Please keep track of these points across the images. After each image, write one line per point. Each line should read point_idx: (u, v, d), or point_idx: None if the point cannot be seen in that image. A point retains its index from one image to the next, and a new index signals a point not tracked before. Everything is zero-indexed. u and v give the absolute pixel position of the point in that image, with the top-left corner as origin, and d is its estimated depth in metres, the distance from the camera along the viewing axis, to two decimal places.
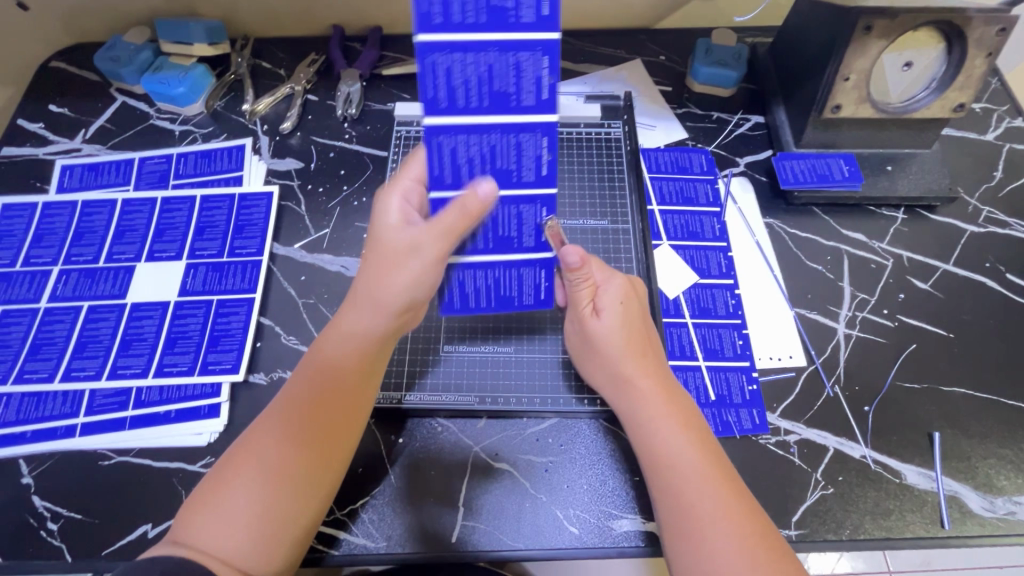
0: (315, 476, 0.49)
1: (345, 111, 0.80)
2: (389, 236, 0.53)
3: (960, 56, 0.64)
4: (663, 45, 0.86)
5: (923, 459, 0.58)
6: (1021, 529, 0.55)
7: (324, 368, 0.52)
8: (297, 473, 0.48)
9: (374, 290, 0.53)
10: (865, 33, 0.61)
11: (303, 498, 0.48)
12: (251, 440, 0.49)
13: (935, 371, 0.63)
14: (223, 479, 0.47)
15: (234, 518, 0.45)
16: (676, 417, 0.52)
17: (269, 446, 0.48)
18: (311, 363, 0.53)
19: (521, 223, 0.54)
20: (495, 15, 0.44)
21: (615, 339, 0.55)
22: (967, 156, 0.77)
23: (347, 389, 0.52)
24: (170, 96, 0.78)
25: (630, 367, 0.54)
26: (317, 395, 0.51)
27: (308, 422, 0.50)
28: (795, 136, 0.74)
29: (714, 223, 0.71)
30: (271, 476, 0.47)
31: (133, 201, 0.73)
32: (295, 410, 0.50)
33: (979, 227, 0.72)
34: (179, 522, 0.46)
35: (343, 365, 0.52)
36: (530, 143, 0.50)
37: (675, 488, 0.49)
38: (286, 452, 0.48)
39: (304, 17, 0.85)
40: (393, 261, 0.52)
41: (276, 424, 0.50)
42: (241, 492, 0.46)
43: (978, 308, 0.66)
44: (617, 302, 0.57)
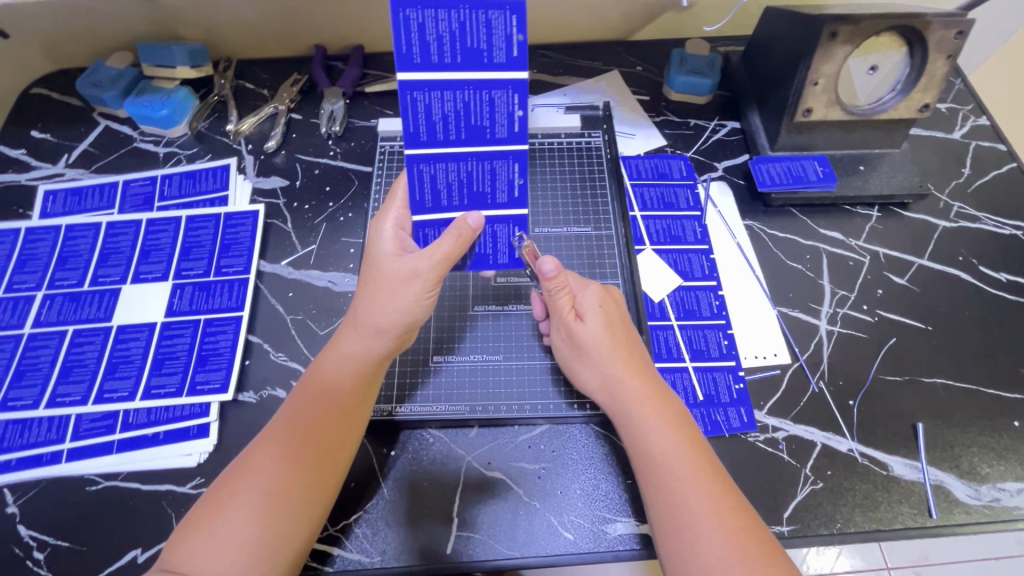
0: (309, 496, 0.49)
1: (329, 129, 0.81)
2: (385, 262, 0.55)
3: (923, 59, 0.66)
4: (640, 56, 0.88)
5: (908, 450, 0.59)
6: (1005, 515, 0.56)
7: (323, 389, 0.53)
8: (294, 492, 0.48)
9: (373, 313, 0.54)
10: (830, 39, 0.64)
11: (296, 519, 0.47)
12: (246, 462, 0.49)
13: (915, 363, 0.64)
14: (221, 498, 0.47)
15: (227, 543, 0.45)
16: (665, 418, 0.53)
17: (264, 467, 0.48)
18: (310, 386, 0.54)
19: (495, 177, 0.52)
20: (469, 55, 0.45)
21: (600, 341, 0.56)
22: (935, 154, 0.79)
23: (348, 411, 0.53)
24: (154, 119, 0.79)
25: (616, 372, 0.55)
26: (315, 416, 0.51)
27: (305, 443, 0.50)
28: (770, 140, 0.76)
29: (695, 226, 0.72)
30: (265, 498, 0.47)
31: (118, 224, 0.73)
32: (293, 432, 0.50)
33: (950, 222, 0.74)
34: (169, 552, 0.45)
35: (341, 387, 0.53)
36: (503, 169, 0.51)
37: (666, 488, 0.49)
38: (280, 475, 0.48)
39: (286, 37, 0.86)
40: (395, 287, 0.54)
41: (274, 444, 0.50)
42: (235, 513, 0.46)
43: (953, 300, 0.68)
44: (596, 305, 0.58)
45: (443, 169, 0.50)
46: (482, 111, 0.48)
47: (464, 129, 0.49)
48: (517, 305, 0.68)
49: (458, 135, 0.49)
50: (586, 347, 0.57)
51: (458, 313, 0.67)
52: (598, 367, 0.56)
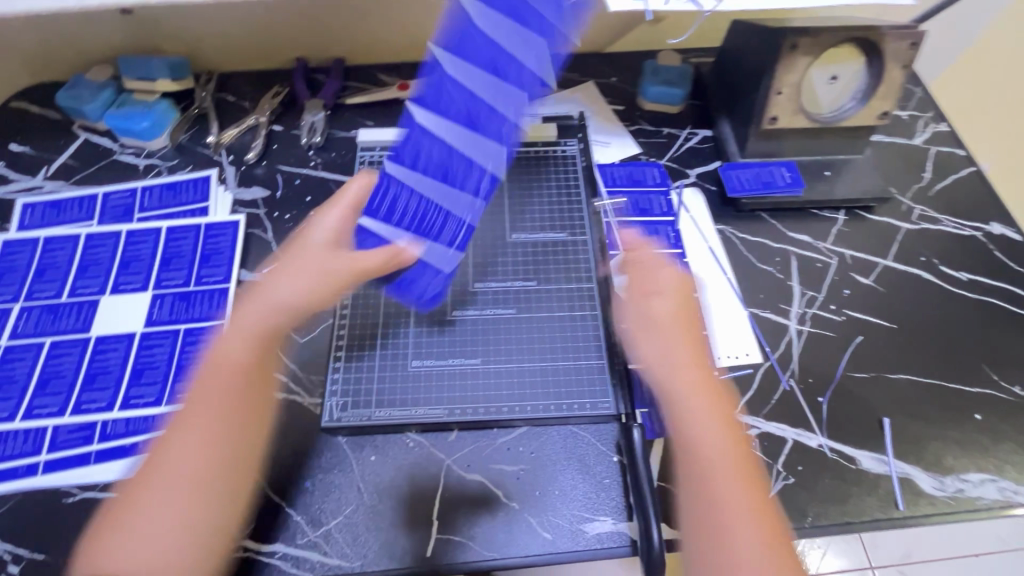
0: (231, 480, 0.49)
1: (310, 140, 0.82)
2: (316, 248, 0.59)
3: (880, 69, 0.69)
4: (614, 67, 0.91)
5: (875, 444, 0.61)
6: (969, 505, 0.58)
7: (231, 369, 0.52)
8: (215, 478, 0.48)
9: (290, 295, 0.56)
10: (791, 51, 0.67)
11: (221, 501, 0.48)
12: (166, 444, 0.49)
13: (881, 360, 0.67)
14: (146, 491, 0.47)
15: (147, 530, 0.45)
16: (716, 409, 0.52)
17: (180, 450, 0.48)
18: (217, 367, 0.52)
19: (444, 222, 0.62)
20: (466, 122, 0.63)
21: (667, 322, 0.58)
22: (898, 159, 0.82)
23: (257, 392, 0.53)
24: (135, 131, 0.79)
25: (681, 354, 0.56)
26: (226, 398, 0.51)
27: (218, 426, 0.50)
28: (739, 147, 0.78)
29: (669, 231, 0.74)
30: (181, 485, 0.47)
31: (97, 236, 0.73)
32: (205, 417, 0.50)
33: (913, 224, 0.77)
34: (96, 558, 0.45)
35: (249, 366, 0.53)
36: (454, 220, 0.63)
37: (705, 482, 0.48)
38: (194, 465, 0.48)
39: (267, 50, 0.87)
40: (315, 270, 0.57)
41: (189, 428, 0.49)
42: (161, 506, 0.46)
43: (916, 299, 0.71)
44: (671, 293, 0.60)
45: (406, 195, 0.62)
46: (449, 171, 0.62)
47: (439, 172, 0.63)
48: (495, 309, 0.68)
49: (429, 173, 0.62)
50: (660, 326, 0.58)
51: (436, 318, 0.67)
52: (661, 347, 0.57)
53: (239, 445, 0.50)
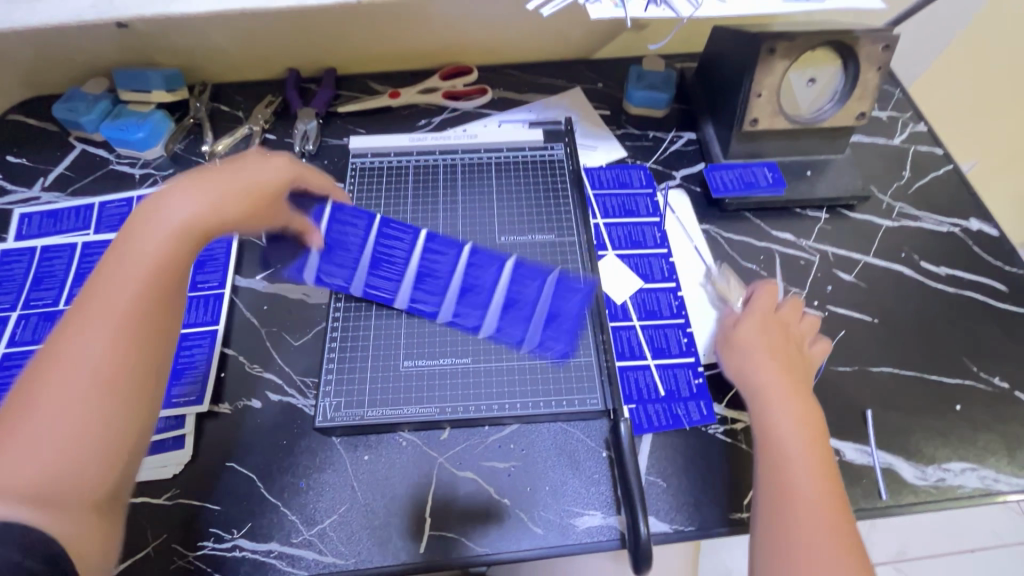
0: (139, 377, 0.44)
1: (302, 147, 0.84)
2: (256, 170, 0.57)
3: (855, 71, 0.71)
4: (601, 73, 0.93)
5: (858, 436, 0.63)
6: (950, 493, 0.60)
7: (143, 258, 0.47)
8: (125, 373, 0.43)
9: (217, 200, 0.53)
10: (769, 54, 0.69)
11: (129, 405, 0.43)
12: (42, 363, 0.42)
13: (863, 354, 0.68)
14: (42, 381, 0.42)
15: (32, 445, 0.39)
16: (803, 416, 0.55)
17: (69, 355, 0.42)
18: (123, 256, 0.47)
19: (339, 261, 0.70)
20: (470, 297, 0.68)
21: (754, 337, 0.62)
22: (877, 159, 0.84)
23: (166, 284, 0.47)
24: (130, 142, 0.81)
25: (761, 365, 0.59)
26: (137, 286, 0.46)
27: (125, 319, 0.45)
28: (722, 149, 0.80)
29: (655, 231, 0.76)
30: (76, 394, 0.41)
31: (94, 244, 0.74)
32: (97, 317, 0.44)
33: (893, 221, 0.79)
34: None
35: (159, 255, 0.48)
36: (334, 270, 0.70)
37: (784, 476, 0.51)
38: (87, 365, 0.42)
39: (260, 61, 0.89)
40: (243, 184, 0.55)
41: (96, 316, 0.44)
42: (57, 401, 0.41)
43: (897, 294, 0.73)
44: (759, 312, 0.64)
45: (384, 244, 0.71)
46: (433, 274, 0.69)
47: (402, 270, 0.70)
48: None
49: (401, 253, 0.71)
50: (744, 343, 0.62)
51: (427, 319, 0.68)
52: (750, 360, 0.60)
53: (152, 341, 0.45)
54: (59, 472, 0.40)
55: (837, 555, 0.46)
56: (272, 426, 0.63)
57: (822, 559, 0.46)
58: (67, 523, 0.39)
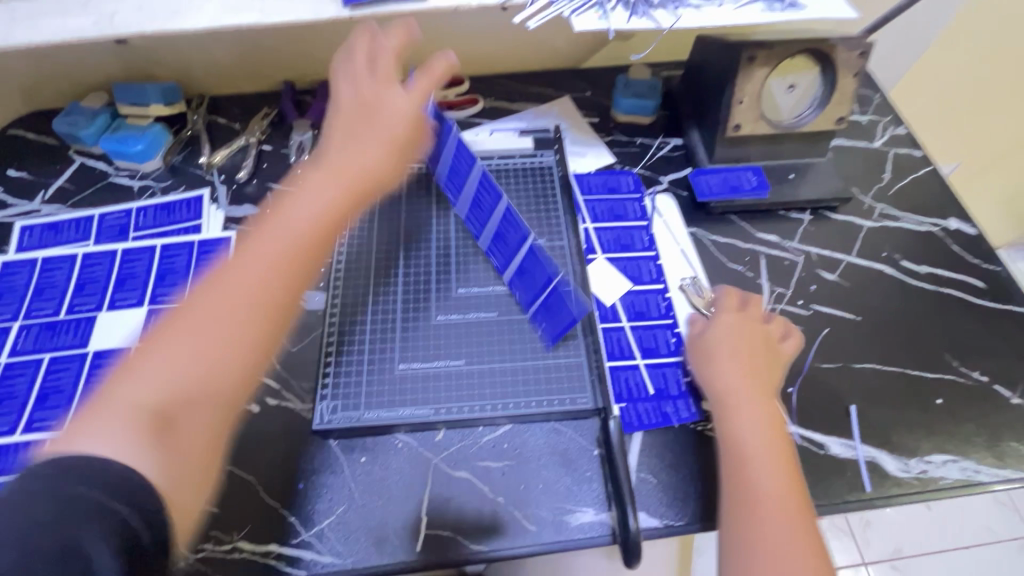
0: (253, 338, 0.51)
1: (298, 158, 0.86)
2: (380, 118, 0.61)
3: (833, 77, 0.74)
4: (589, 82, 0.96)
5: (842, 430, 0.64)
6: (932, 485, 0.61)
7: (281, 231, 0.54)
8: (245, 332, 0.50)
9: (343, 160, 0.59)
10: (749, 62, 0.71)
11: (236, 362, 0.49)
12: (194, 301, 0.51)
13: (847, 351, 0.70)
14: (182, 323, 0.49)
15: (171, 373, 0.47)
16: (770, 425, 0.58)
17: (214, 307, 0.50)
18: (275, 228, 0.55)
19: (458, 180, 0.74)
20: (528, 288, 0.70)
21: (721, 345, 0.64)
22: (858, 162, 0.87)
23: (294, 259, 0.53)
24: (129, 154, 0.82)
25: (736, 377, 0.61)
26: (276, 257, 0.53)
27: (260, 286, 0.51)
28: (708, 154, 0.83)
29: (643, 235, 0.78)
30: (206, 344, 0.48)
31: (94, 255, 0.76)
32: (245, 276, 0.51)
33: (874, 222, 0.81)
34: (107, 391, 0.46)
35: (297, 232, 0.55)
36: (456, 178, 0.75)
37: (755, 483, 0.53)
38: (224, 316, 0.50)
39: (256, 75, 0.91)
40: (370, 142, 0.60)
41: (241, 279, 0.51)
42: (182, 346, 0.48)
43: (879, 292, 0.75)
44: (731, 321, 0.66)
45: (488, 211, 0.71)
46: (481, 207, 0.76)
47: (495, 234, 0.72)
48: (478, 313, 0.71)
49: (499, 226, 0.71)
50: (713, 352, 0.64)
51: (421, 323, 0.70)
52: (724, 369, 0.62)
53: (274, 307, 0.52)
54: (173, 402, 0.46)
55: (797, 555, 0.49)
56: (270, 430, 0.64)
57: (778, 556, 0.49)
58: (159, 464, 0.43)
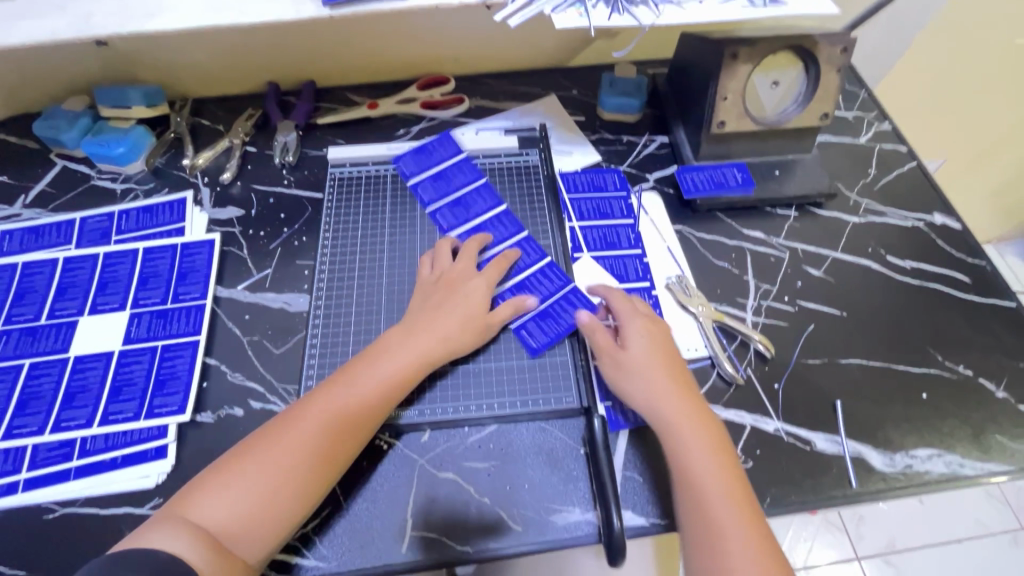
0: (311, 485, 0.53)
1: (283, 159, 0.85)
2: (460, 306, 0.66)
3: (816, 74, 0.74)
4: (575, 81, 0.95)
5: (828, 426, 0.64)
6: (917, 479, 0.61)
7: (355, 378, 0.59)
8: (309, 468, 0.54)
9: (428, 329, 0.64)
10: (732, 59, 0.71)
11: (297, 497, 0.53)
12: (284, 421, 0.56)
13: (832, 347, 0.70)
14: (256, 449, 0.54)
15: (239, 500, 0.51)
16: (705, 439, 0.56)
17: (288, 438, 0.55)
18: (353, 372, 0.60)
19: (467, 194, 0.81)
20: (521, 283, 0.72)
21: (646, 362, 0.61)
22: (844, 158, 0.87)
23: (369, 407, 0.58)
24: (112, 157, 0.82)
25: (661, 394, 0.59)
26: (355, 403, 0.57)
27: (336, 427, 0.56)
28: (693, 151, 0.83)
29: (629, 233, 0.78)
30: (282, 469, 0.53)
31: (75, 259, 0.75)
32: (322, 416, 0.56)
33: (859, 218, 0.81)
34: (185, 499, 0.51)
35: (373, 394, 0.58)
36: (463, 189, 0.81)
37: (703, 505, 0.53)
38: (303, 444, 0.54)
39: (239, 76, 0.91)
40: (450, 306, 0.66)
41: (318, 417, 0.56)
42: (252, 473, 0.52)
43: (864, 287, 0.75)
44: (639, 333, 0.63)
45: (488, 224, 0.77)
46: (466, 204, 0.79)
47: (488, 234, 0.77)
48: None
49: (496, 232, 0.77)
50: (633, 370, 0.61)
51: None
52: (647, 386, 0.60)
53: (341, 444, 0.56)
54: (231, 530, 0.50)
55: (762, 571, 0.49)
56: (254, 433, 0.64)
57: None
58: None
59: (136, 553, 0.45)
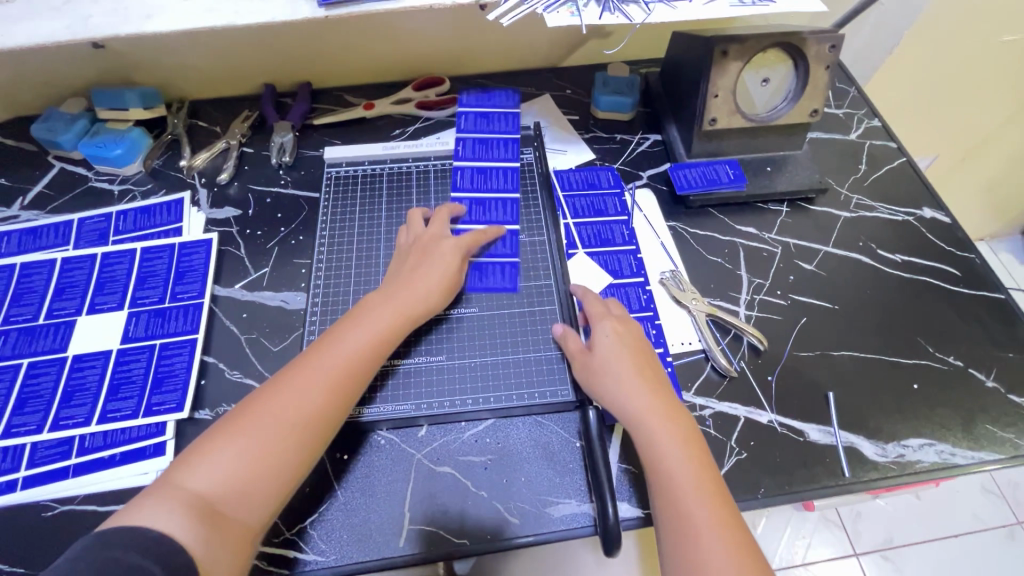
0: (300, 447, 0.53)
1: (279, 159, 0.86)
2: (434, 272, 0.67)
3: (805, 71, 0.75)
4: (568, 81, 0.96)
5: (821, 418, 0.65)
6: (909, 468, 0.62)
7: (333, 343, 0.59)
8: (295, 433, 0.53)
9: (404, 294, 0.64)
10: (722, 57, 0.72)
11: (286, 463, 0.52)
12: (266, 388, 0.56)
13: (825, 340, 0.71)
14: (239, 419, 0.53)
15: (226, 471, 0.50)
16: (675, 432, 0.56)
17: (271, 404, 0.54)
18: (329, 337, 0.60)
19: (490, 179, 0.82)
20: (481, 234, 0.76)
21: (614, 361, 0.61)
22: (834, 154, 0.88)
23: (349, 368, 0.58)
24: (109, 158, 0.82)
25: (630, 390, 0.58)
26: (335, 365, 0.57)
27: (316, 389, 0.56)
28: (686, 148, 0.84)
29: (623, 229, 0.79)
30: (271, 433, 0.53)
31: (73, 259, 0.76)
32: (302, 380, 0.56)
33: (850, 213, 0.82)
34: (172, 472, 0.50)
35: (351, 356, 0.58)
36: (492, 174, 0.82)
37: (677, 505, 0.52)
38: (289, 406, 0.54)
39: (235, 78, 0.91)
40: (424, 271, 0.67)
41: (297, 380, 0.56)
42: (239, 441, 0.52)
43: (856, 281, 0.76)
44: (608, 334, 0.63)
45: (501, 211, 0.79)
46: (486, 208, 0.79)
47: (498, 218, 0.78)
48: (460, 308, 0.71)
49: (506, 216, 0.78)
50: (602, 372, 0.61)
51: None
52: (617, 387, 0.59)
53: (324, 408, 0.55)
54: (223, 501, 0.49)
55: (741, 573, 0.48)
56: None
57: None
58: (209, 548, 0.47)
59: (121, 534, 0.44)
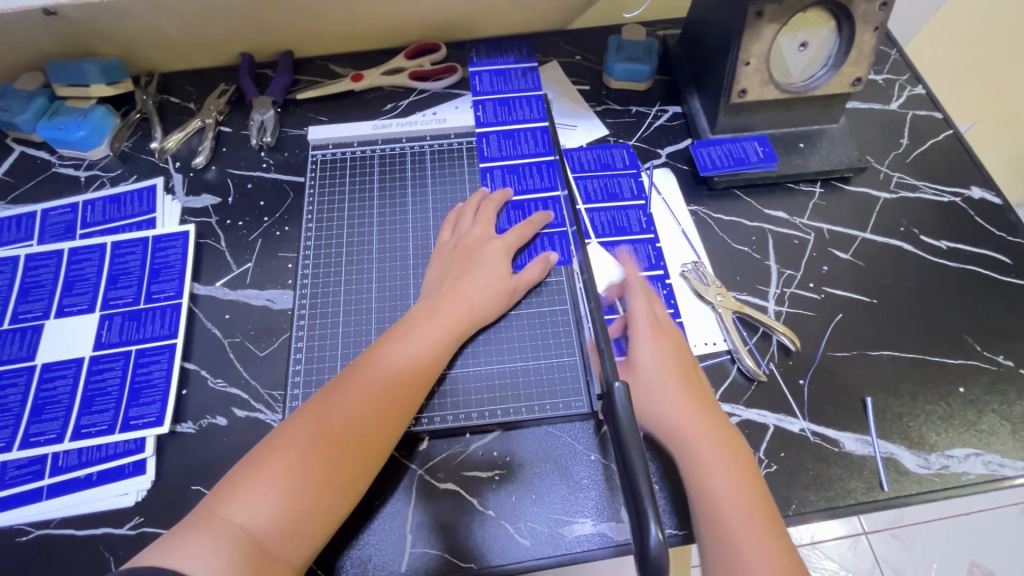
0: (350, 475, 0.50)
1: (260, 140, 0.78)
2: (484, 275, 0.62)
3: (850, 33, 0.66)
4: (577, 45, 0.87)
5: (858, 426, 0.60)
6: (954, 481, 0.57)
7: (378, 361, 0.55)
8: (346, 460, 0.49)
9: (455, 301, 0.60)
10: (757, 18, 0.63)
11: (335, 493, 0.48)
12: (309, 412, 0.51)
13: (861, 338, 0.65)
14: (281, 442, 0.49)
15: (271, 505, 0.46)
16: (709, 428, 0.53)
17: (314, 428, 0.50)
18: (375, 353, 0.56)
19: (520, 142, 0.76)
20: (520, 206, 0.71)
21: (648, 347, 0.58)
22: (873, 126, 0.80)
23: (400, 389, 0.54)
24: (71, 142, 0.75)
25: (660, 373, 0.56)
26: (385, 386, 0.54)
27: (367, 410, 0.52)
28: (710, 122, 0.75)
29: (640, 215, 0.71)
30: (314, 461, 0.48)
31: (38, 256, 0.69)
32: (349, 402, 0.52)
33: (891, 194, 0.74)
34: (213, 501, 0.46)
35: (400, 374, 0.55)
36: (523, 137, 0.76)
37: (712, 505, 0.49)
38: (341, 433, 0.50)
39: (207, 47, 0.82)
40: (475, 276, 0.62)
41: (344, 404, 0.51)
42: (282, 466, 0.47)
43: (896, 272, 0.69)
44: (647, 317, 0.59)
45: (530, 177, 0.73)
46: (521, 175, 0.73)
47: (526, 187, 0.73)
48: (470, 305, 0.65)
49: (540, 182, 0.73)
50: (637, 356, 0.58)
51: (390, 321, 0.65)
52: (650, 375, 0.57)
53: (376, 431, 0.52)
54: (270, 538, 0.45)
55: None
56: (239, 444, 0.59)
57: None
58: None
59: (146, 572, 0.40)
